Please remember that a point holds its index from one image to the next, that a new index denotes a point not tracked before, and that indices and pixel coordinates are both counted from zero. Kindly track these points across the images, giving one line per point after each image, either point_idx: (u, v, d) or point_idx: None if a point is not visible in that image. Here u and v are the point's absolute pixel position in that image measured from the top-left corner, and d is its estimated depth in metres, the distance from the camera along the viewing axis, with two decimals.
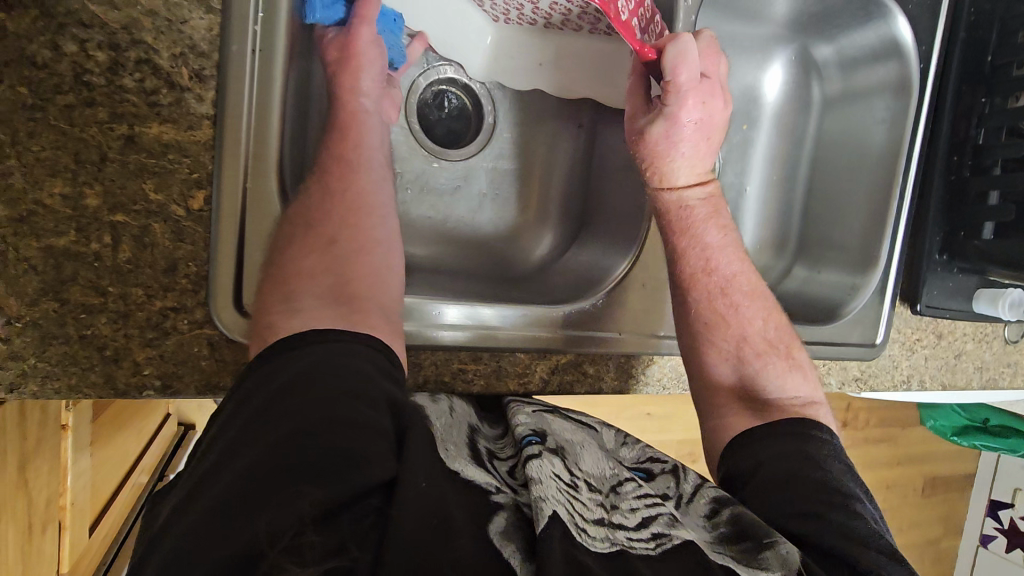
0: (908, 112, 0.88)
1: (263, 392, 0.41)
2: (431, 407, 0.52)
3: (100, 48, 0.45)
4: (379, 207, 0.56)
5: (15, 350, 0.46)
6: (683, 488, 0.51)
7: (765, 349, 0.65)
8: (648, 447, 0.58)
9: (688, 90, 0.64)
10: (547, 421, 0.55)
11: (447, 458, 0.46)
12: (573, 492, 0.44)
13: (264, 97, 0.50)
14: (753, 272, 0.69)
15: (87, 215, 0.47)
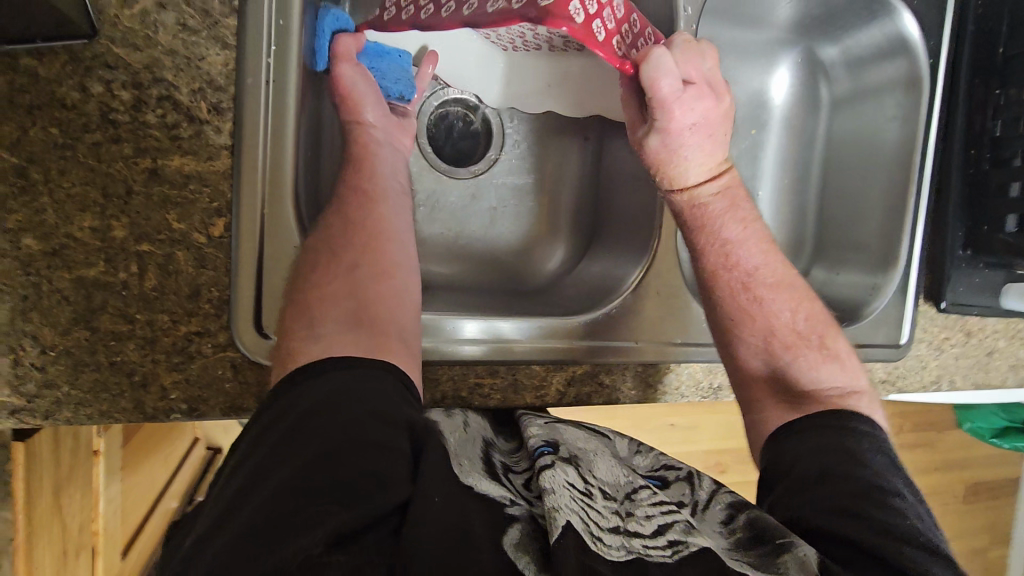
0: (921, 107, 0.87)
1: (292, 411, 0.43)
2: (444, 422, 0.53)
3: (124, 88, 0.48)
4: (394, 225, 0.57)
5: (49, 378, 0.48)
6: (698, 496, 0.51)
7: (796, 341, 0.65)
8: (661, 455, 0.57)
9: (673, 103, 0.62)
10: (560, 431, 0.55)
11: (461, 471, 0.47)
12: (587, 501, 0.44)
13: (279, 126, 0.52)
14: (778, 262, 0.68)
15: (115, 247, 0.49)
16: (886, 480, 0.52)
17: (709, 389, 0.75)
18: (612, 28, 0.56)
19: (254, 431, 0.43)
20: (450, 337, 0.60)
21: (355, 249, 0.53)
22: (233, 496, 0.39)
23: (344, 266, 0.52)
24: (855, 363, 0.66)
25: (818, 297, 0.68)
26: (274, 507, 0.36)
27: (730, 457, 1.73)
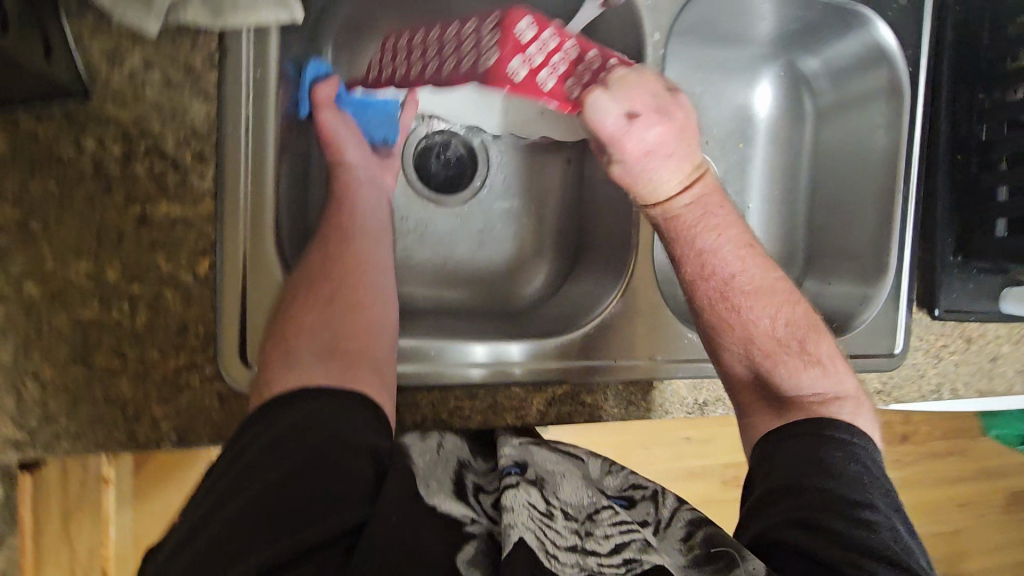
0: (903, 116, 0.87)
1: (265, 433, 0.47)
2: (415, 445, 0.57)
3: (114, 142, 0.52)
4: (372, 259, 0.60)
5: (50, 413, 0.52)
6: (661, 514, 0.54)
7: (777, 348, 0.64)
8: (632, 473, 0.59)
9: (622, 136, 0.59)
10: (531, 452, 0.59)
11: (427, 492, 0.50)
12: (547, 521, 0.48)
13: (258, 170, 0.55)
14: (758, 267, 0.66)
15: (108, 288, 0.52)
16: (859, 494, 0.53)
17: (694, 404, 0.76)
18: (562, 72, 0.60)
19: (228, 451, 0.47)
20: (430, 363, 0.64)
21: (335, 285, 0.57)
22: (202, 518, 0.42)
23: (324, 298, 0.56)
24: (841, 366, 0.65)
25: (800, 296, 0.67)
26: (241, 526, 0.40)
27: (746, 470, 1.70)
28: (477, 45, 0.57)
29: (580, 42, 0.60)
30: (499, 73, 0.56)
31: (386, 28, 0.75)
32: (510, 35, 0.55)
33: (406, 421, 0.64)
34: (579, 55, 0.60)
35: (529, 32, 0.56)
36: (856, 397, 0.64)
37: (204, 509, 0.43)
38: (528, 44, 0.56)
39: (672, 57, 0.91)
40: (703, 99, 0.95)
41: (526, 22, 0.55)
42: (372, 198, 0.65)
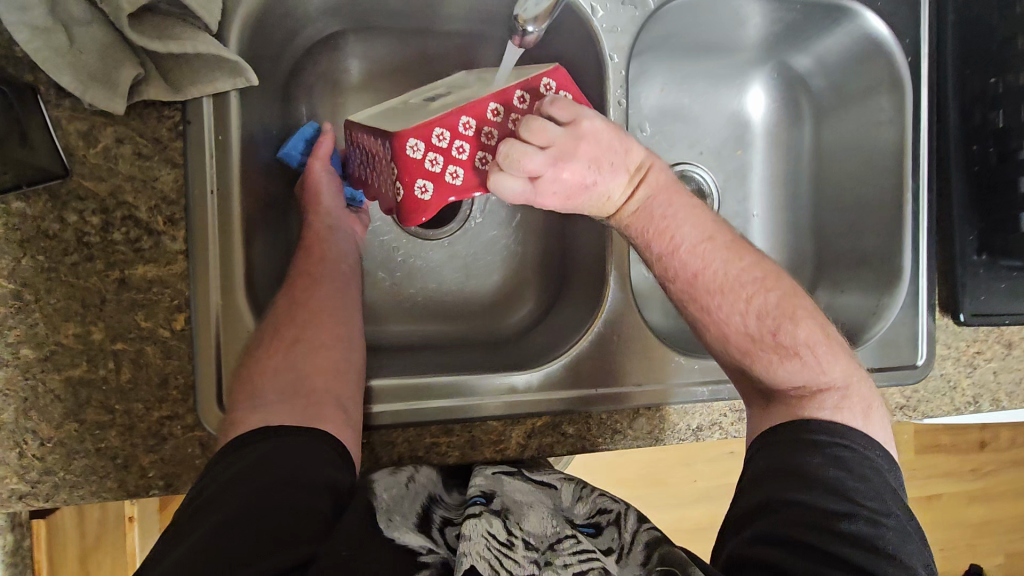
0: (907, 109, 0.82)
1: (240, 462, 0.49)
2: (382, 479, 0.55)
3: (94, 214, 0.57)
4: (339, 309, 0.64)
5: (49, 466, 0.56)
6: (624, 539, 0.53)
7: (762, 341, 0.62)
8: (600, 497, 0.59)
9: (539, 200, 0.57)
10: (502, 484, 0.58)
11: (386, 525, 0.48)
12: (505, 550, 0.46)
13: (226, 230, 0.59)
14: (721, 261, 0.63)
15: (95, 348, 0.57)
16: (840, 502, 0.53)
17: (687, 431, 0.73)
18: (465, 160, 0.57)
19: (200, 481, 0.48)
20: (407, 402, 0.64)
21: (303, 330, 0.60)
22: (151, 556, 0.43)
23: (292, 340, 0.59)
24: (824, 349, 0.63)
25: (771, 284, 0.64)
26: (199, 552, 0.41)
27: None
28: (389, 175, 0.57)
29: (470, 115, 0.56)
30: (417, 207, 0.56)
31: (357, 78, 0.78)
32: (403, 165, 0.54)
33: (384, 459, 0.65)
34: (471, 136, 0.56)
35: (417, 151, 0.54)
36: (845, 382, 0.62)
37: (165, 543, 0.43)
38: (423, 161, 0.55)
39: (653, 71, 0.88)
40: (692, 110, 0.91)
41: (410, 143, 0.54)
42: (338, 247, 0.68)
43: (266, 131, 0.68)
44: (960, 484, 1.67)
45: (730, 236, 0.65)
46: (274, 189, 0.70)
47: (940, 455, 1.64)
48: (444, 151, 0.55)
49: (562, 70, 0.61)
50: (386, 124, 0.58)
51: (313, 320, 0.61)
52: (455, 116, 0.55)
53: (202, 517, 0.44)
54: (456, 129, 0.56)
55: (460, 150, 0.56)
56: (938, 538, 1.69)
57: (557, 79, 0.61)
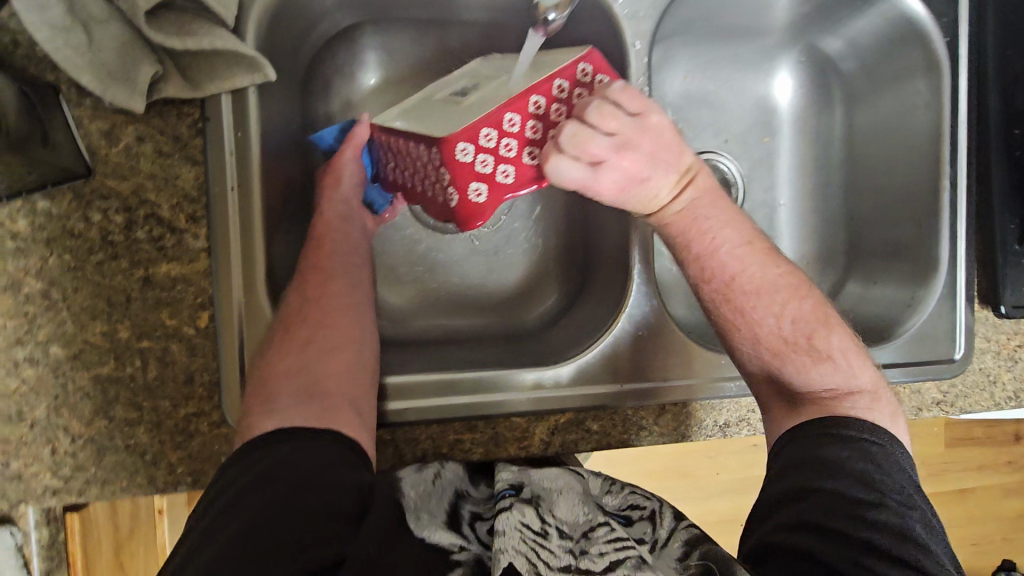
0: (945, 92, 0.77)
1: (252, 467, 0.48)
2: (409, 478, 0.56)
3: (118, 213, 0.57)
4: (354, 308, 0.62)
5: (80, 462, 0.57)
6: (658, 534, 0.53)
7: (797, 343, 0.61)
8: (632, 493, 0.58)
9: (594, 184, 0.57)
10: (530, 473, 0.57)
11: (416, 525, 0.50)
12: (541, 541, 0.48)
13: (246, 227, 0.58)
14: (758, 264, 0.63)
15: (122, 346, 0.57)
16: (869, 493, 0.51)
17: (714, 427, 0.72)
18: (511, 157, 0.56)
19: (213, 489, 0.48)
20: (430, 399, 0.63)
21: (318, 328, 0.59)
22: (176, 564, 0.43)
23: (306, 339, 0.58)
24: (857, 356, 0.62)
25: (807, 294, 0.63)
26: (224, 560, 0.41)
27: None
28: (435, 180, 0.56)
29: (515, 108, 0.54)
30: (471, 210, 0.56)
31: (375, 71, 0.77)
32: (455, 170, 0.53)
33: (407, 456, 0.65)
34: (517, 133, 0.55)
35: (467, 155, 0.53)
36: (873, 391, 0.60)
37: (187, 553, 0.43)
38: (474, 164, 0.53)
39: (677, 57, 0.85)
40: (717, 96, 0.89)
41: (460, 148, 0.52)
42: (357, 244, 0.68)
43: (285, 126, 0.67)
44: (995, 477, 1.63)
45: (767, 243, 0.65)
46: (295, 186, 0.70)
47: (976, 448, 1.59)
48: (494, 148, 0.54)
49: (595, 51, 0.59)
50: (427, 128, 0.55)
51: (325, 321, 0.60)
52: (500, 110, 0.54)
53: (221, 527, 0.44)
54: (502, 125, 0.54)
55: (508, 147, 0.55)
56: (971, 532, 1.65)
57: (592, 63, 0.58)
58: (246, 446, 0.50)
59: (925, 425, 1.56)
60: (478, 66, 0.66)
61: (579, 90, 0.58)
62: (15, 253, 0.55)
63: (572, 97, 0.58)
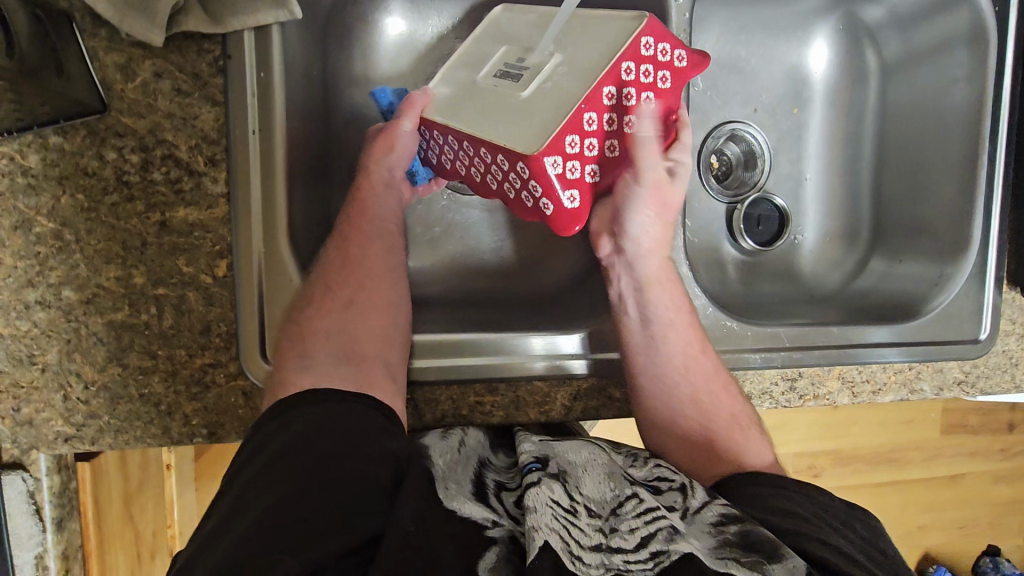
0: (989, 65, 0.75)
1: (286, 433, 0.48)
2: (434, 446, 0.54)
3: (134, 152, 0.54)
4: (390, 275, 0.62)
5: (92, 410, 0.56)
6: (689, 503, 0.51)
7: (746, 424, 0.65)
8: (658, 466, 0.57)
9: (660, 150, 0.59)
10: (554, 446, 0.55)
11: (445, 495, 0.47)
12: (571, 519, 0.46)
13: (269, 175, 0.56)
14: (712, 361, 0.66)
15: (136, 293, 0.55)
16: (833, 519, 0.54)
17: None
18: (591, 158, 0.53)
19: (247, 450, 0.48)
20: (452, 359, 0.62)
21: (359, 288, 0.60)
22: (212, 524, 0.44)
23: (346, 291, 0.59)
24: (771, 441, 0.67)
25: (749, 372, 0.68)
26: (257, 534, 0.41)
27: (827, 460, 1.53)
28: (521, 187, 0.52)
29: (590, 104, 0.51)
30: (570, 219, 0.53)
31: (398, 19, 0.74)
32: (545, 184, 0.50)
33: (427, 417, 0.63)
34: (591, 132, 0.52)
35: (557, 168, 0.50)
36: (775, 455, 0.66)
37: (222, 519, 0.44)
38: (563, 173, 0.51)
39: (711, 20, 0.82)
40: (749, 63, 0.85)
41: (547, 162, 0.49)
42: (388, 196, 0.65)
43: (306, 72, 0.64)
44: (988, 465, 1.65)
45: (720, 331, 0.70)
46: (315, 136, 0.67)
47: (971, 435, 1.62)
48: (579, 156, 0.52)
49: (653, 18, 0.54)
50: (508, 134, 0.51)
51: (365, 282, 0.61)
52: (579, 111, 0.50)
53: (258, 493, 0.44)
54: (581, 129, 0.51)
55: (592, 149, 0.52)
56: (963, 517, 1.67)
57: (652, 33, 0.53)
58: (280, 406, 0.51)
59: (923, 410, 1.57)
60: (514, 26, 0.62)
61: (644, 67, 0.54)
62: (25, 190, 0.52)
63: (639, 77, 0.54)
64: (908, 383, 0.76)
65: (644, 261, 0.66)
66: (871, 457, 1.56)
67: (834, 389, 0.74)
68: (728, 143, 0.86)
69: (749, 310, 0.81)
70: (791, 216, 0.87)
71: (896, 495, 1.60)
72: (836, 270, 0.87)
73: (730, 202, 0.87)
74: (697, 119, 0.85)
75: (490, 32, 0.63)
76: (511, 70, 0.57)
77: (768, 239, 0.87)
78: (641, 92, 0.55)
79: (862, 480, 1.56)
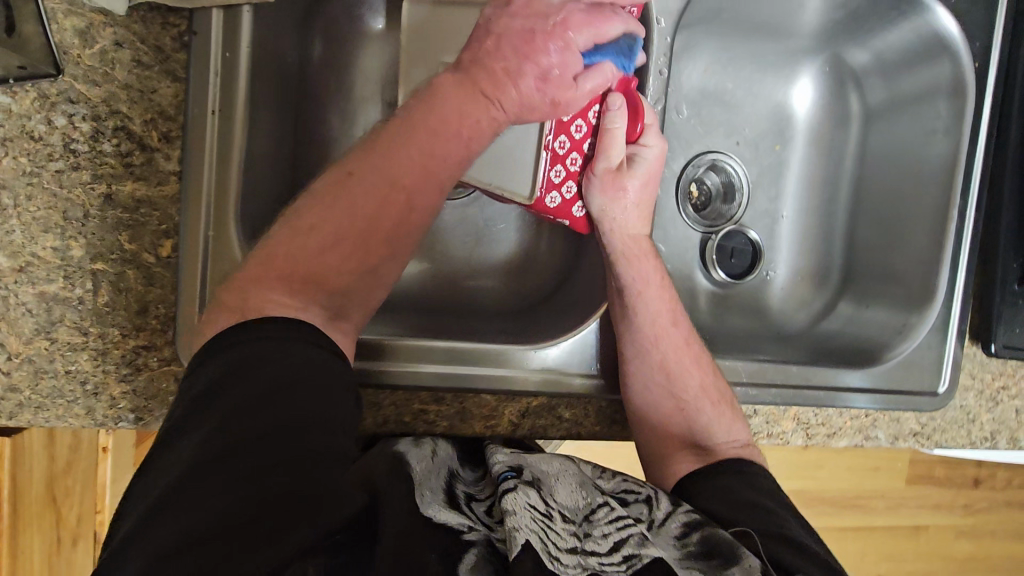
0: (967, 119, 0.75)
1: (231, 399, 0.41)
2: (411, 453, 0.52)
3: (84, 120, 0.52)
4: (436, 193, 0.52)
5: (12, 383, 0.53)
6: (654, 515, 0.51)
7: (717, 401, 0.64)
8: (625, 480, 0.56)
9: (606, 134, 0.63)
10: (525, 458, 0.54)
11: (421, 502, 0.44)
12: (548, 522, 0.44)
13: (224, 156, 0.55)
14: (680, 334, 0.66)
15: (73, 265, 0.53)
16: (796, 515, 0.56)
17: None
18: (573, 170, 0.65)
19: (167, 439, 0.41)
20: (396, 362, 0.60)
21: (348, 211, 0.49)
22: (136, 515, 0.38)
23: (336, 224, 0.49)
24: (744, 420, 0.66)
25: (716, 368, 0.66)
26: (228, 515, 0.36)
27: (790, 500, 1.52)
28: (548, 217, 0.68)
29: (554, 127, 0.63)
30: (583, 222, 0.67)
31: (381, 13, 0.72)
32: (556, 211, 0.65)
33: (368, 421, 0.61)
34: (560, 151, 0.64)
35: (555, 198, 0.65)
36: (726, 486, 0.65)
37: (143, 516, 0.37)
38: (563, 198, 0.65)
39: (699, 48, 0.82)
40: (735, 96, 0.85)
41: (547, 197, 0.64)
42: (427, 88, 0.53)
43: (280, 56, 0.63)
44: (949, 518, 1.65)
45: (690, 325, 0.67)
46: (284, 122, 0.66)
47: (936, 487, 1.61)
48: (567, 174, 0.65)
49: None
50: (510, 164, 0.63)
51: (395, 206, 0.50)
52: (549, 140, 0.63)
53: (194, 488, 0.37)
54: (558, 156, 0.64)
55: (573, 162, 0.65)
56: (922, 569, 1.66)
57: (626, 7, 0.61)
58: (238, 334, 0.45)
59: (889, 459, 1.57)
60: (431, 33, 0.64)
61: None
62: None
63: None
64: (863, 429, 0.75)
65: (614, 235, 0.65)
66: (835, 500, 1.55)
67: (789, 429, 0.73)
68: (708, 173, 0.85)
69: (713, 342, 0.80)
70: (767, 248, 0.87)
71: (857, 541, 1.59)
72: (804, 309, 0.86)
73: (705, 231, 0.86)
74: (679, 145, 0.84)
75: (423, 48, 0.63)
76: None
77: (739, 272, 0.86)
78: None
79: (824, 523, 1.55)
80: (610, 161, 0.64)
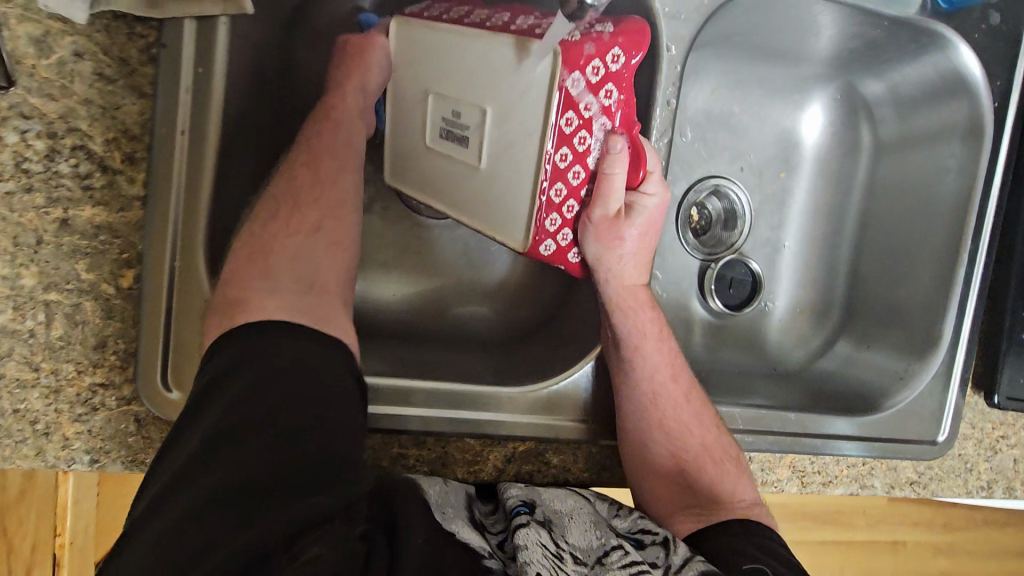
0: (983, 161, 0.72)
1: (224, 396, 0.42)
2: (423, 478, 0.53)
3: (38, 137, 0.47)
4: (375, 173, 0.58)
5: None
6: (672, 561, 0.49)
7: (719, 458, 0.61)
8: (642, 519, 0.55)
9: (603, 180, 0.58)
10: (540, 492, 0.54)
11: (445, 519, 0.47)
12: (558, 562, 0.44)
13: (194, 180, 0.50)
14: (682, 388, 0.63)
15: (24, 296, 0.48)
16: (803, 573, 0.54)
17: None
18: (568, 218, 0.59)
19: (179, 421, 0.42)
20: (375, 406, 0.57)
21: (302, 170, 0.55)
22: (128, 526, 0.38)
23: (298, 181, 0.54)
24: (749, 474, 0.63)
25: (718, 421, 0.63)
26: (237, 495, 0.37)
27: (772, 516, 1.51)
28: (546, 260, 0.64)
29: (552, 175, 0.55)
30: (578, 267, 0.63)
31: None
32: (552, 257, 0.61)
33: None
34: (558, 202, 0.57)
35: (550, 246, 0.59)
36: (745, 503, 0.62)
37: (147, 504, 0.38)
38: (559, 245, 0.60)
39: (708, 71, 0.78)
40: (741, 121, 0.82)
41: (543, 246, 0.59)
42: (365, 38, 0.59)
43: (259, 68, 0.58)
44: (929, 536, 1.64)
45: (692, 376, 0.65)
46: (263, 138, 0.61)
47: (917, 505, 1.61)
48: (563, 223, 0.59)
49: (629, 25, 0.53)
50: (502, 208, 0.56)
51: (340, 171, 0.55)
52: (547, 189, 0.55)
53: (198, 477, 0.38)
54: (553, 205, 0.57)
55: (570, 209, 0.59)
56: None
57: (624, 42, 0.52)
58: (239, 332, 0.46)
59: None
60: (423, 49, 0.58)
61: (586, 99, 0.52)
62: None
63: (581, 111, 0.53)
64: (858, 479, 0.73)
65: (611, 284, 0.62)
66: (817, 516, 1.54)
67: (784, 477, 0.70)
68: (710, 198, 0.82)
69: (707, 380, 0.77)
70: (767, 284, 0.84)
71: (838, 556, 1.58)
72: (802, 346, 0.83)
73: (705, 260, 0.83)
74: (680, 169, 0.81)
75: (420, 64, 0.58)
76: (454, 131, 0.57)
77: (737, 304, 0.83)
78: (595, 124, 0.54)
79: (803, 538, 1.54)
80: (607, 208, 0.59)
